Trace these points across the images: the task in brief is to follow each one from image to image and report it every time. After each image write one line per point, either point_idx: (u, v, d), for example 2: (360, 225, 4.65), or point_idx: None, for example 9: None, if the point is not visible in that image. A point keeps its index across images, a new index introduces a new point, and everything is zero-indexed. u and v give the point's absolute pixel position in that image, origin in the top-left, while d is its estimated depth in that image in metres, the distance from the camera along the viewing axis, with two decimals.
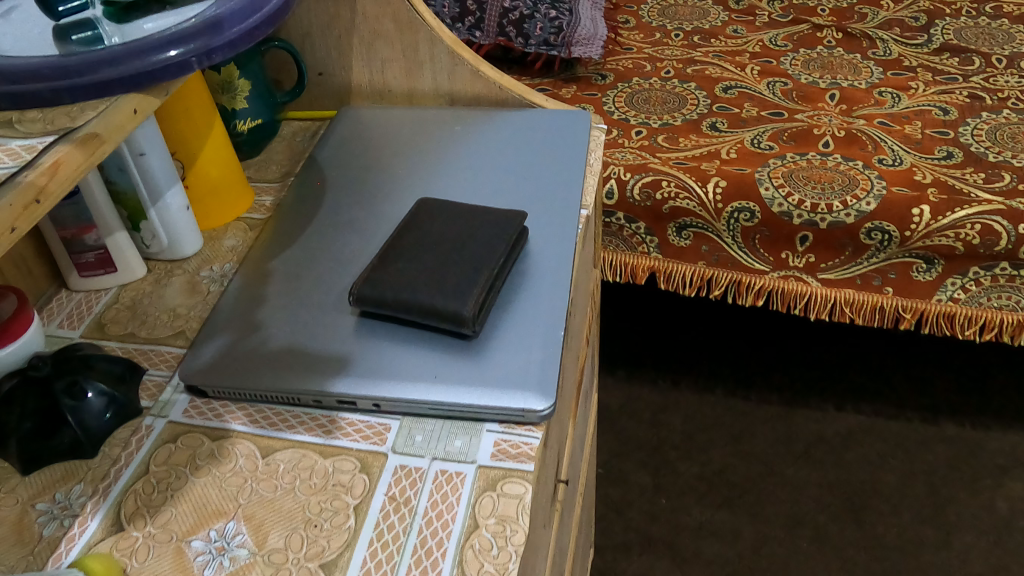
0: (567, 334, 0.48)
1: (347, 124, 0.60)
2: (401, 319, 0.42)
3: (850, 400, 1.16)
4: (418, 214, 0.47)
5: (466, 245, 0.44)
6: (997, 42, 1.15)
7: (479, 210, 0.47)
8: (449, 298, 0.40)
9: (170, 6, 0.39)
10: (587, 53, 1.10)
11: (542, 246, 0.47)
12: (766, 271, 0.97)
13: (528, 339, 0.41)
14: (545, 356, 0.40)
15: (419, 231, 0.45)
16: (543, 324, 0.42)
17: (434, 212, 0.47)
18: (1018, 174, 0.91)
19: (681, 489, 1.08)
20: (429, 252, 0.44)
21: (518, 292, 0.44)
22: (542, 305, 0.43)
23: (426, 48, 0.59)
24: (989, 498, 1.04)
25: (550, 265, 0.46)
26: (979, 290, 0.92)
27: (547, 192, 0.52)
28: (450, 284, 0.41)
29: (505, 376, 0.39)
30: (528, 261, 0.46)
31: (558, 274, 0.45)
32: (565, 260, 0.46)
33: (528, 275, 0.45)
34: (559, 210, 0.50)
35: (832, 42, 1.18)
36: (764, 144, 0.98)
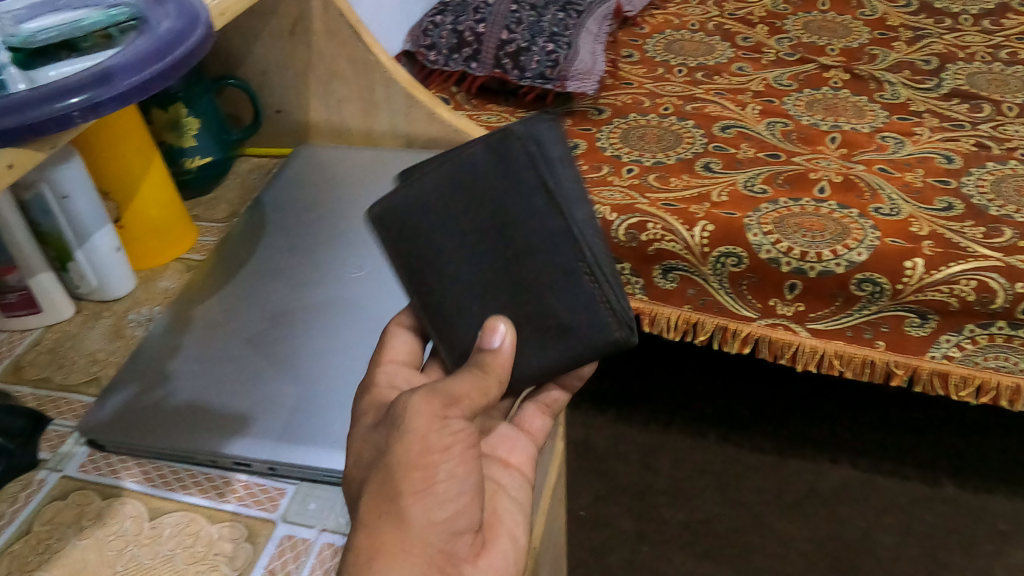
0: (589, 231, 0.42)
1: (301, 164, 0.60)
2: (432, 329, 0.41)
3: (846, 453, 1.10)
4: (334, 329, 0.47)
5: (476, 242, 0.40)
6: (1009, 88, 1.10)
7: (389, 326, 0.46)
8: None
9: (85, 50, 0.36)
10: (581, 88, 1.05)
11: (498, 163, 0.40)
12: (754, 317, 0.95)
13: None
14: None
15: (328, 351, 0.45)
16: (562, 274, 0.40)
17: (343, 331, 0.46)
18: (1020, 230, 0.87)
19: (665, 537, 1.03)
20: (346, 364, 0.44)
21: (517, 259, 0.40)
22: (554, 255, 0.40)
23: (382, 89, 0.59)
24: (988, 566, 0.97)
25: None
26: (976, 349, 0.88)
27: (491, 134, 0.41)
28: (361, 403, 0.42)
29: (594, 344, 0.41)
30: (496, 209, 0.39)
31: (527, 211, 0.40)
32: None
33: (506, 224, 0.40)
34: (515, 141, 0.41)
35: (838, 83, 1.14)
36: (757, 187, 0.96)
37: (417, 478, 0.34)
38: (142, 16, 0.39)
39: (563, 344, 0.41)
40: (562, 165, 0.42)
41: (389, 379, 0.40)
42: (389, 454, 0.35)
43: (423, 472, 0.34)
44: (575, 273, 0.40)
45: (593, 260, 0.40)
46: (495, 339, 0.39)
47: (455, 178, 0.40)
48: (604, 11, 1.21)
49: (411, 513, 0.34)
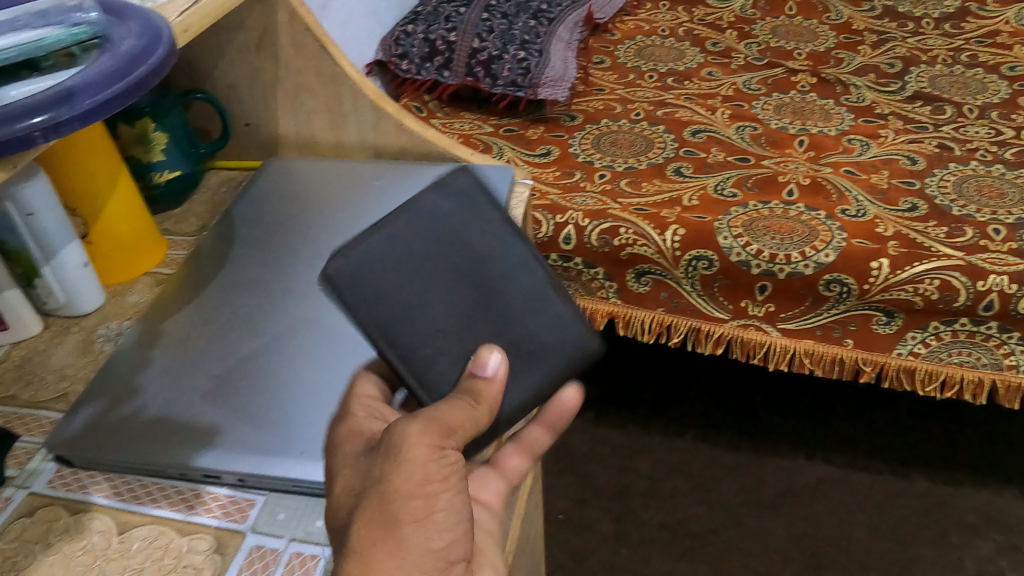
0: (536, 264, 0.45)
1: (271, 176, 0.61)
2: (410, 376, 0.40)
3: (820, 451, 1.12)
4: (295, 351, 0.46)
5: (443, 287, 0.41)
6: (970, 91, 1.13)
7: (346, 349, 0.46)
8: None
9: (47, 70, 0.36)
10: (553, 95, 1.07)
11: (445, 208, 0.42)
12: (726, 318, 0.96)
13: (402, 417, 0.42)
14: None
15: (286, 377, 0.45)
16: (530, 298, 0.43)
17: (307, 352, 0.46)
18: (981, 229, 0.89)
19: (644, 538, 1.03)
20: (307, 387, 0.44)
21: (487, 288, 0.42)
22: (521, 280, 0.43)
23: (350, 101, 0.60)
24: (957, 559, 0.99)
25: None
26: (940, 344, 0.89)
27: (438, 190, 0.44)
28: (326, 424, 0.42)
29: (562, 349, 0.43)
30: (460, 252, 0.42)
31: (481, 245, 0.42)
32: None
33: (465, 262, 0.42)
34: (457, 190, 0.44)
35: (806, 86, 1.16)
36: (727, 191, 0.97)
37: (417, 507, 0.33)
38: (105, 34, 0.39)
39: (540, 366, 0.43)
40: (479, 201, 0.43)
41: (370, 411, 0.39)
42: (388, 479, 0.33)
43: (423, 502, 0.33)
44: (543, 292, 0.43)
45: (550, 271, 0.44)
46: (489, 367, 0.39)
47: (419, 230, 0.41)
48: (575, 19, 1.23)
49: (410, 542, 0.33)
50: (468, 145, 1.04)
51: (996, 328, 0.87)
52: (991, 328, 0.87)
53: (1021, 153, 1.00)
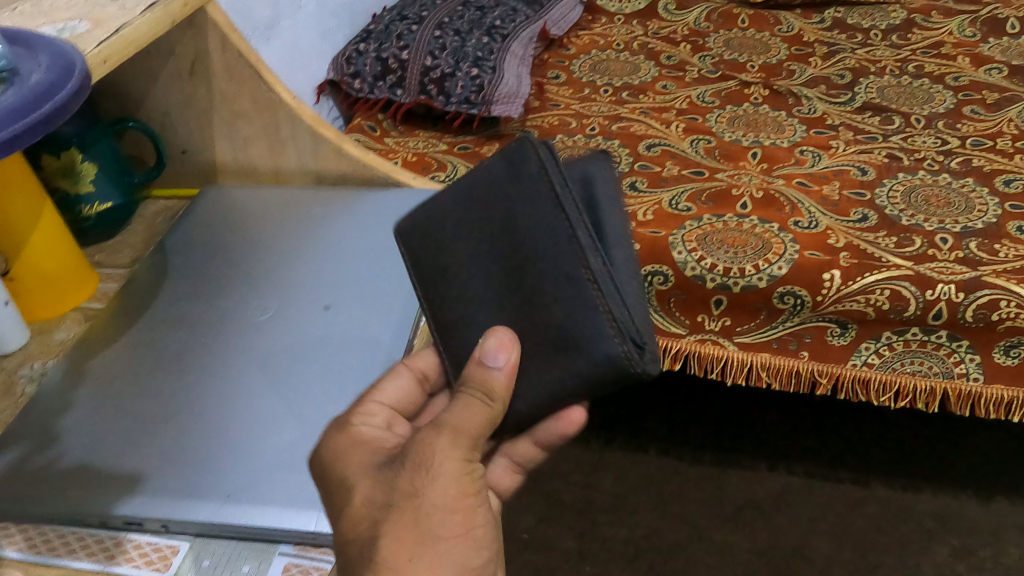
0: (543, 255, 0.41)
1: (208, 204, 0.59)
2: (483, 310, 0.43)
3: (781, 461, 1.12)
4: (227, 387, 0.45)
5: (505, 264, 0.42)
6: (917, 101, 1.14)
7: (276, 384, 0.45)
8: (284, 460, 0.41)
9: None
10: (507, 112, 1.06)
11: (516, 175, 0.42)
12: (682, 334, 0.95)
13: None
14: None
15: (218, 415, 0.44)
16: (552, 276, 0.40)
17: (239, 387, 0.45)
18: (928, 238, 0.90)
19: (607, 555, 1.03)
20: (236, 426, 0.43)
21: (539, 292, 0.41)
22: (567, 290, 0.40)
23: (287, 127, 0.59)
24: (916, 564, 0.99)
25: (369, 379, 0.46)
26: (893, 355, 0.90)
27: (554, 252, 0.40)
28: (251, 463, 0.41)
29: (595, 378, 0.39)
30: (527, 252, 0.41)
31: (540, 237, 0.41)
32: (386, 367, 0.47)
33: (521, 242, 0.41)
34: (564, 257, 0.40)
35: (758, 99, 1.17)
36: (682, 205, 0.97)
37: (456, 520, 0.38)
38: (12, 68, 0.37)
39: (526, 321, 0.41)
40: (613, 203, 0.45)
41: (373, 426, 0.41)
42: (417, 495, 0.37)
43: (462, 515, 0.38)
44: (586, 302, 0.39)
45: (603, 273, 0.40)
46: (500, 357, 0.40)
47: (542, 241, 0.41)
48: (529, 35, 1.23)
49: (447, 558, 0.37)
50: (422, 163, 1.03)
51: (946, 337, 0.88)
52: (942, 337, 0.88)
53: (966, 162, 1.02)
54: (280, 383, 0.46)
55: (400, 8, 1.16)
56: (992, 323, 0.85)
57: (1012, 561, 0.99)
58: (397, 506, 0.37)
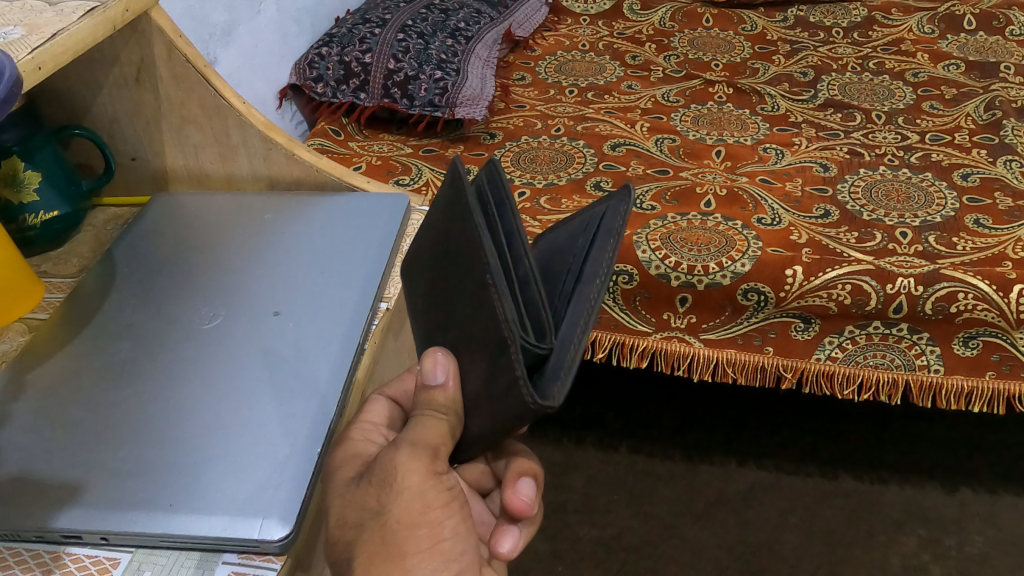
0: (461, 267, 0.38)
1: (158, 211, 0.59)
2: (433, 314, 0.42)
3: (752, 457, 1.13)
4: (171, 395, 0.45)
5: (444, 277, 0.40)
6: (878, 98, 1.16)
7: (222, 392, 0.45)
8: (227, 468, 0.41)
9: None
10: (472, 114, 1.07)
11: (455, 197, 0.39)
12: (649, 332, 0.95)
13: (268, 459, 0.41)
14: (283, 480, 0.40)
15: (162, 424, 0.43)
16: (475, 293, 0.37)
17: (184, 394, 0.45)
18: (889, 233, 0.91)
19: (580, 555, 1.02)
20: (179, 435, 0.42)
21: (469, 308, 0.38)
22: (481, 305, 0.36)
23: (238, 133, 0.59)
24: (884, 556, 1.00)
25: (315, 384, 0.46)
26: (856, 348, 0.91)
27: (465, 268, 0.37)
28: (193, 472, 0.40)
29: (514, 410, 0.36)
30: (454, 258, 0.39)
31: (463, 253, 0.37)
32: (334, 373, 0.46)
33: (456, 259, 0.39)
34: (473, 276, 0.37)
35: (722, 97, 1.18)
36: (646, 204, 0.97)
37: (422, 535, 0.39)
38: None
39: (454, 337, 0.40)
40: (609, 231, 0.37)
41: (364, 434, 0.44)
42: (386, 512, 0.39)
43: (428, 529, 0.39)
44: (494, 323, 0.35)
45: (506, 289, 0.35)
46: (440, 373, 0.40)
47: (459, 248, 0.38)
48: (493, 37, 1.23)
49: (417, 568, 0.39)
50: (386, 167, 1.03)
51: (907, 329, 0.88)
52: (902, 330, 0.89)
53: (925, 157, 1.03)
54: (226, 391, 0.45)
55: (363, 12, 1.16)
56: (950, 315, 0.86)
57: (976, 549, 1.00)
58: (366, 526, 0.39)
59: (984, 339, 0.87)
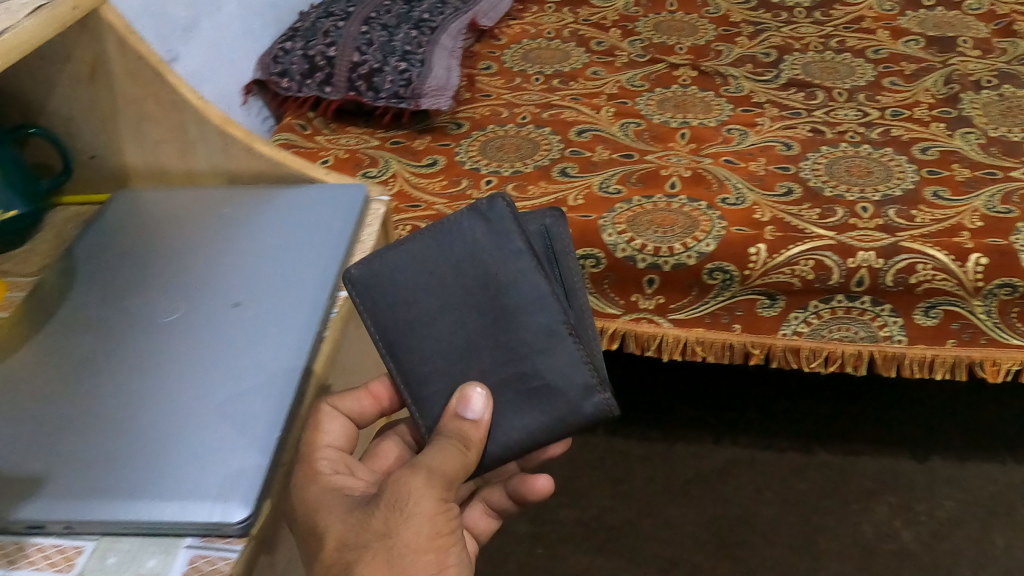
0: (513, 300, 0.48)
1: (119, 208, 0.59)
2: (430, 342, 0.49)
3: (727, 433, 1.15)
4: (133, 388, 0.45)
5: (462, 305, 0.48)
6: (839, 75, 1.17)
7: (184, 382, 0.46)
8: (190, 455, 0.42)
9: None
10: (435, 105, 1.06)
11: (489, 236, 0.49)
12: (618, 314, 0.96)
13: (232, 444, 0.42)
14: (246, 464, 0.41)
15: (124, 415, 0.44)
16: (529, 324, 0.48)
17: (146, 386, 0.45)
18: (850, 209, 0.93)
19: (560, 536, 1.04)
20: (143, 424, 0.43)
21: (508, 321, 0.48)
22: (538, 318, 0.48)
23: (195, 128, 0.59)
24: (856, 524, 1.03)
25: (276, 372, 0.46)
26: (821, 322, 0.92)
27: (518, 300, 0.48)
28: (157, 459, 0.41)
29: (581, 408, 0.48)
30: (491, 287, 0.48)
31: (513, 277, 0.48)
32: (296, 361, 0.47)
33: (492, 281, 0.48)
34: (533, 309, 0.48)
35: (687, 80, 1.19)
36: (612, 188, 0.98)
37: (430, 560, 0.41)
38: None
39: (476, 360, 0.48)
40: (566, 251, 0.53)
41: (333, 466, 0.46)
42: (396, 536, 0.41)
43: (434, 555, 0.42)
44: (559, 333, 0.48)
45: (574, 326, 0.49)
46: (474, 410, 0.47)
47: (499, 281, 0.48)
48: (459, 26, 1.23)
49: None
50: (354, 160, 1.03)
51: (869, 301, 0.90)
52: (865, 302, 0.90)
53: (885, 133, 1.05)
54: (189, 380, 0.46)
55: (326, 6, 1.16)
56: (911, 285, 0.88)
57: (945, 513, 1.03)
58: (371, 547, 0.41)
59: (944, 308, 0.89)
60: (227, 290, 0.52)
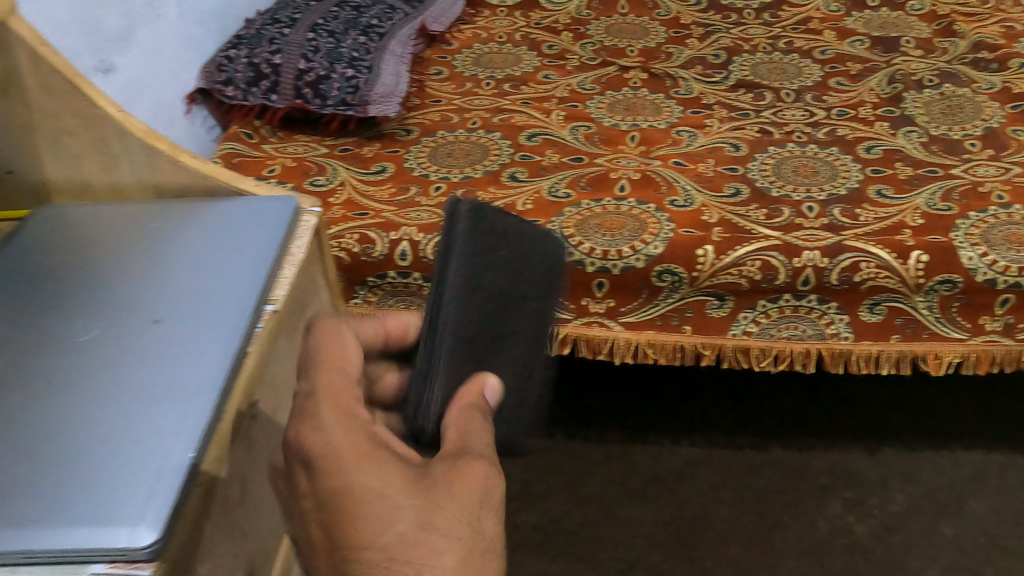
0: (515, 325, 0.51)
1: (39, 224, 0.57)
2: (466, 326, 0.47)
3: (684, 433, 1.15)
4: (45, 409, 0.44)
5: (493, 305, 0.49)
6: (787, 76, 1.18)
7: (96, 403, 0.44)
8: (101, 477, 0.40)
9: None
10: (383, 111, 1.05)
11: (525, 260, 0.52)
12: (569, 318, 0.96)
13: (142, 466, 0.41)
14: (155, 487, 0.40)
15: (34, 439, 0.42)
16: (517, 349, 0.51)
17: (59, 408, 0.44)
18: (795, 209, 0.94)
19: (518, 541, 1.03)
20: (49, 449, 0.42)
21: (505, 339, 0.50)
22: (523, 350, 0.52)
23: (117, 141, 0.58)
24: (811, 520, 1.03)
25: (195, 389, 0.45)
26: (769, 321, 0.93)
27: (519, 326, 0.51)
28: (63, 485, 0.40)
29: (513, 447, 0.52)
30: (511, 302, 0.51)
31: (522, 304, 0.52)
32: (216, 378, 0.46)
33: (513, 298, 0.51)
34: (522, 339, 0.52)
35: (638, 82, 1.19)
36: (561, 192, 0.98)
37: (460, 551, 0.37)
38: None
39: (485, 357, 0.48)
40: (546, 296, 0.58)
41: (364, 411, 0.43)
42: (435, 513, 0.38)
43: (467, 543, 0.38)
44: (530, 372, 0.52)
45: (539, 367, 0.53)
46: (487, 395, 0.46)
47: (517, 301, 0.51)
48: (408, 32, 1.23)
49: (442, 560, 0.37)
50: (301, 168, 1.02)
51: (816, 300, 0.91)
52: (812, 301, 0.91)
53: (832, 132, 1.06)
54: (103, 401, 0.44)
55: (273, 13, 1.14)
56: (855, 284, 0.88)
57: (897, 506, 1.04)
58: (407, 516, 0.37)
59: (888, 304, 0.90)
60: (149, 306, 0.51)
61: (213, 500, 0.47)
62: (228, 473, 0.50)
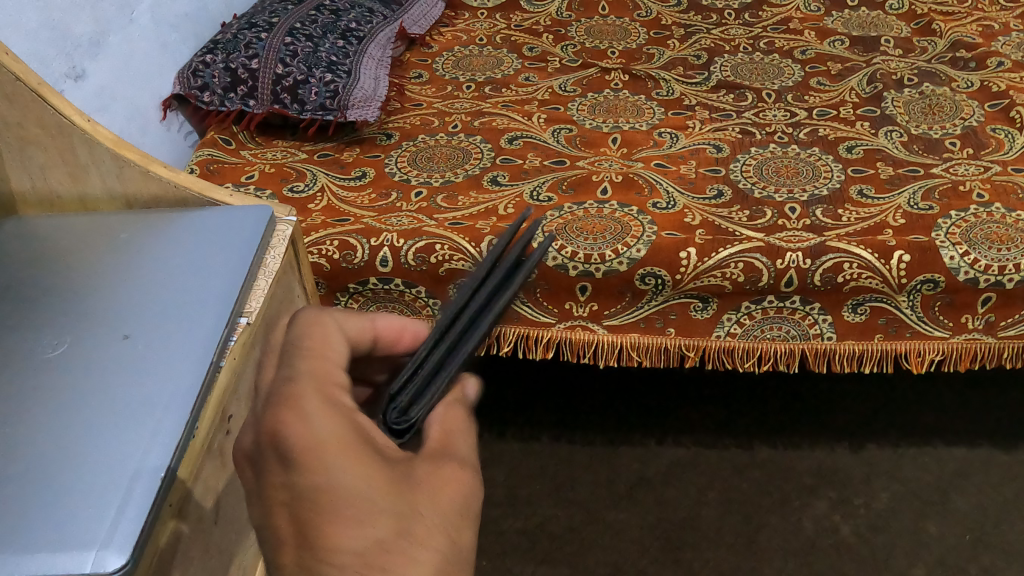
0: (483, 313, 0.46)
1: (5, 236, 0.56)
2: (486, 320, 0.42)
3: (670, 436, 1.14)
4: (9, 429, 0.43)
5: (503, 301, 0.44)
6: (768, 77, 1.18)
7: (63, 421, 0.43)
8: (66, 499, 0.39)
9: None
10: (363, 116, 1.04)
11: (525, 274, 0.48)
12: (552, 322, 0.95)
13: (110, 485, 0.40)
14: (123, 509, 0.39)
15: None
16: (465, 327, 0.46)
17: (24, 427, 0.43)
18: (778, 210, 0.93)
19: (504, 547, 1.02)
20: (14, 468, 0.41)
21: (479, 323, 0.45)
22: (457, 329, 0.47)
23: (85, 151, 0.57)
24: (798, 520, 1.03)
25: (165, 405, 0.44)
26: (753, 323, 0.93)
27: None
28: (26, 508, 0.39)
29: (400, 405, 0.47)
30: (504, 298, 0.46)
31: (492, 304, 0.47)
32: (187, 392, 0.45)
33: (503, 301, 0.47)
34: None
35: (619, 84, 1.19)
36: (543, 196, 0.97)
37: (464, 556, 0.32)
38: None
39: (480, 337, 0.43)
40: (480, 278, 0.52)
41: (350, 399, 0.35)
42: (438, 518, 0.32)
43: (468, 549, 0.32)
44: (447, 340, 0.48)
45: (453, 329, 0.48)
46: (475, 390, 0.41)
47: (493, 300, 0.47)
48: (387, 36, 1.22)
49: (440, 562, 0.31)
50: (280, 174, 1.01)
51: (799, 301, 0.90)
52: (795, 302, 0.91)
53: (813, 132, 1.06)
54: (71, 418, 0.43)
55: (249, 17, 1.13)
56: (838, 284, 0.88)
57: (882, 505, 1.04)
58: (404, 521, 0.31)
59: (871, 304, 0.90)
60: (118, 319, 0.49)
61: (183, 519, 0.46)
62: (199, 491, 0.48)
